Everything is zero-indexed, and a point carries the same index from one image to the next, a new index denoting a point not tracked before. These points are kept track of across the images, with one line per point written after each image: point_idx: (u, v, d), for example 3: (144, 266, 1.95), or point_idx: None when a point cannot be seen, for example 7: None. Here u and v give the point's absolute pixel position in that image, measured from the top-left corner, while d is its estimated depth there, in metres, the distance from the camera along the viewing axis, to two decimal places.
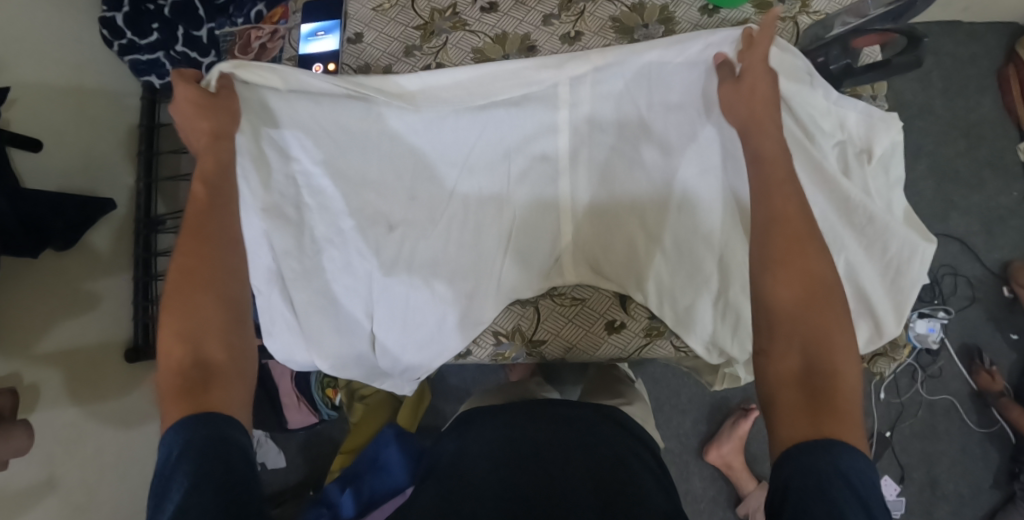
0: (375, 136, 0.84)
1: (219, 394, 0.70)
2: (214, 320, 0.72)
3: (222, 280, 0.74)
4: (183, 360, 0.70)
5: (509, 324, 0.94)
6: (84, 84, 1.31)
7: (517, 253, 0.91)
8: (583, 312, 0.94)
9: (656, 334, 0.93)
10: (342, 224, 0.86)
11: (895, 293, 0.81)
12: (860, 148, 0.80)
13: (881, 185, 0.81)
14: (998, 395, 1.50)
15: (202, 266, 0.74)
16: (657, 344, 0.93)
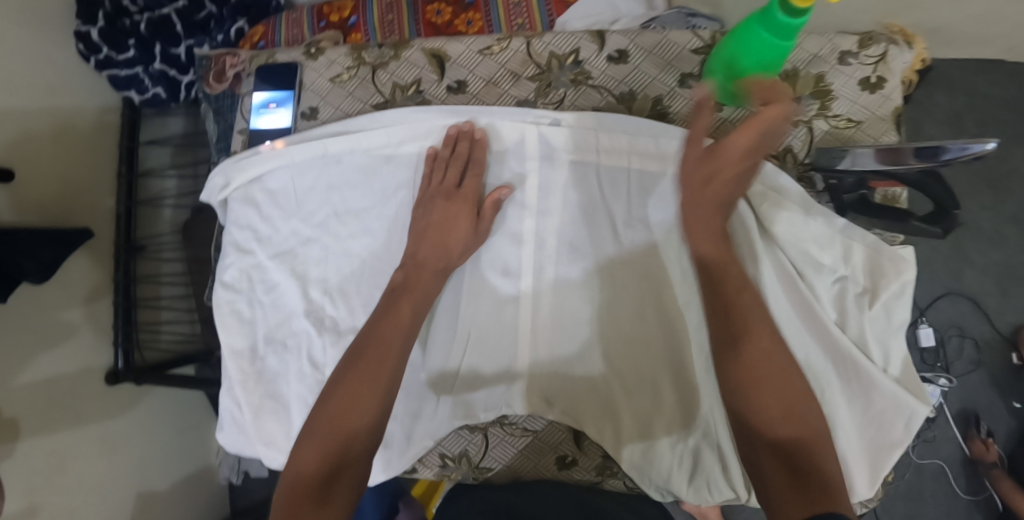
0: (335, 231, 0.81)
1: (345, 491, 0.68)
2: (367, 394, 0.72)
3: (382, 353, 0.74)
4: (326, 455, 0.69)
5: (456, 447, 0.89)
6: (61, 105, 1.26)
7: (478, 361, 0.83)
8: (533, 443, 0.87)
9: (609, 474, 0.86)
10: (293, 326, 0.80)
11: (878, 450, 0.78)
12: (864, 289, 0.77)
13: (881, 330, 0.77)
14: (990, 465, 1.44)
15: (385, 344, 0.74)
16: (608, 482, 0.87)
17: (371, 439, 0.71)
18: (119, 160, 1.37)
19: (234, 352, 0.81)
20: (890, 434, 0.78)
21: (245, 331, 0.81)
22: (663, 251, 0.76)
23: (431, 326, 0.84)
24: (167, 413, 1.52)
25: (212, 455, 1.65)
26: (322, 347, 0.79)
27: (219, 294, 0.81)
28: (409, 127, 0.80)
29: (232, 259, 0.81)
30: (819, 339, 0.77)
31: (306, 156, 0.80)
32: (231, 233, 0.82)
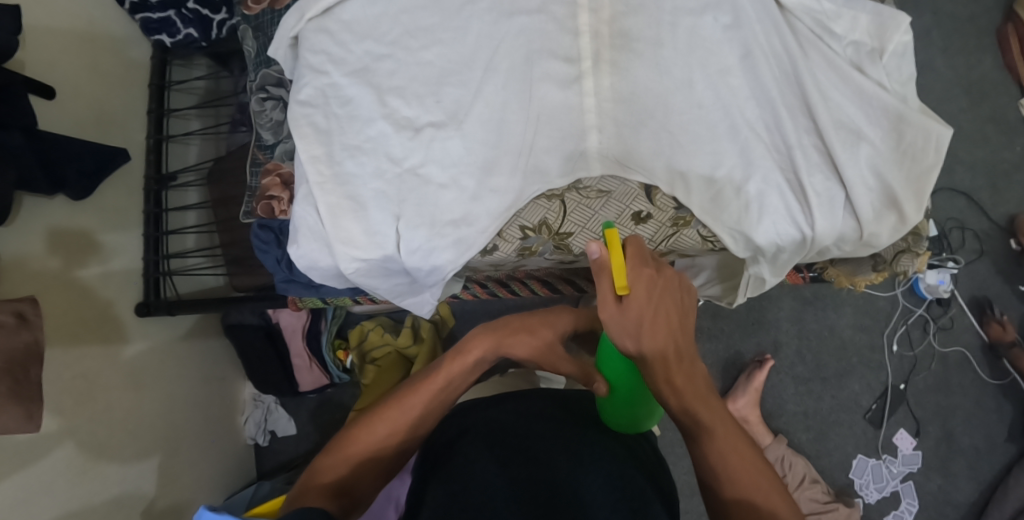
0: (406, 45, 0.84)
1: (359, 483, 0.83)
2: (391, 446, 0.85)
3: (413, 427, 0.86)
4: (335, 484, 0.81)
5: (535, 217, 0.85)
6: (94, 38, 1.30)
7: (549, 143, 0.84)
8: (609, 205, 0.86)
9: (683, 223, 0.85)
10: (370, 130, 0.82)
11: (920, 181, 0.78)
12: (874, 47, 0.82)
13: (897, 83, 0.83)
14: (1009, 345, 1.50)
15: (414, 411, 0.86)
16: (683, 235, 0.86)
17: (392, 466, 0.86)
18: (149, 98, 1.42)
19: (311, 158, 0.82)
20: (924, 165, 0.78)
21: (322, 141, 0.83)
22: (702, 29, 0.81)
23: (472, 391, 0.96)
24: (194, 360, 1.48)
25: (238, 413, 1.60)
26: (401, 144, 0.81)
27: (295, 110, 0.84)
28: None
29: (308, 78, 0.85)
30: (847, 89, 0.80)
31: None
32: (306, 56, 0.86)
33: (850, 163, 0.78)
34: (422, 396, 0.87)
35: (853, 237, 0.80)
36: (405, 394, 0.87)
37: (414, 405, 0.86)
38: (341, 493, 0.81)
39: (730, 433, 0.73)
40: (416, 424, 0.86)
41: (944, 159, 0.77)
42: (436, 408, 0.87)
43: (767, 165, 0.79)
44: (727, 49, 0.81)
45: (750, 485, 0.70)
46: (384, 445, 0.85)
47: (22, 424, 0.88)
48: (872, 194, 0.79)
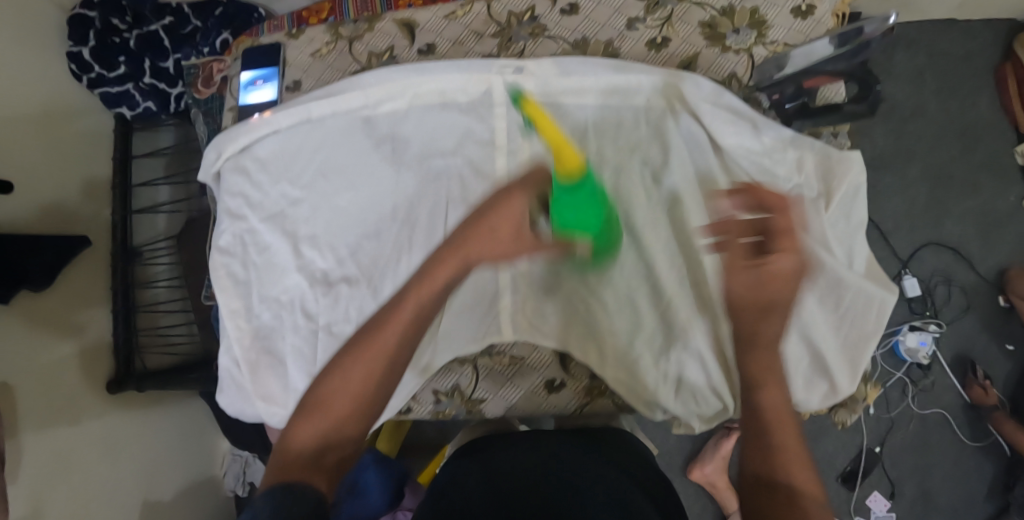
0: (321, 189, 0.83)
1: (336, 431, 0.64)
2: (368, 391, 0.65)
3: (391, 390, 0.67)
4: (303, 453, 0.62)
5: (447, 383, 0.79)
6: (52, 120, 1.30)
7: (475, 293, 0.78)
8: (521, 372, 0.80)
9: (597, 393, 0.79)
10: (288, 281, 0.83)
11: (853, 349, 0.77)
12: (819, 192, 0.77)
13: (842, 231, 0.78)
14: (992, 408, 1.46)
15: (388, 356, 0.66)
16: (597, 405, 0.80)
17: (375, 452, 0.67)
18: (114, 172, 1.42)
19: (231, 312, 0.84)
20: (858, 334, 0.76)
21: (240, 292, 0.85)
22: (626, 177, 0.78)
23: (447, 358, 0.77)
24: (172, 422, 1.52)
25: (216, 467, 1.63)
26: (315, 298, 0.82)
27: (214, 259, 0.85)
28: (387, 88, 0.82)
29: (226, 225, 0.85)
30: None
31: (292, 121, 0.84)
32: (224, 200, 0.86)
33: None
34: (359, 376, 0.65)
35: (781, 401, 0.79)
36: (335, 381, 0.65)
37: (353, 386, 0.65)
38: (325, 449, 0.63)
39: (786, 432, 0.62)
40: (352, 423, 0.65)
41: (883, 330, 0.75)
42: (385, 382, 0.65)
43: (688, 333, 0.75)
44: (650, 200, 0.78)
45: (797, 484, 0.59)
46: (311, 456, 0.62)
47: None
48: (801, 360, 0.77)
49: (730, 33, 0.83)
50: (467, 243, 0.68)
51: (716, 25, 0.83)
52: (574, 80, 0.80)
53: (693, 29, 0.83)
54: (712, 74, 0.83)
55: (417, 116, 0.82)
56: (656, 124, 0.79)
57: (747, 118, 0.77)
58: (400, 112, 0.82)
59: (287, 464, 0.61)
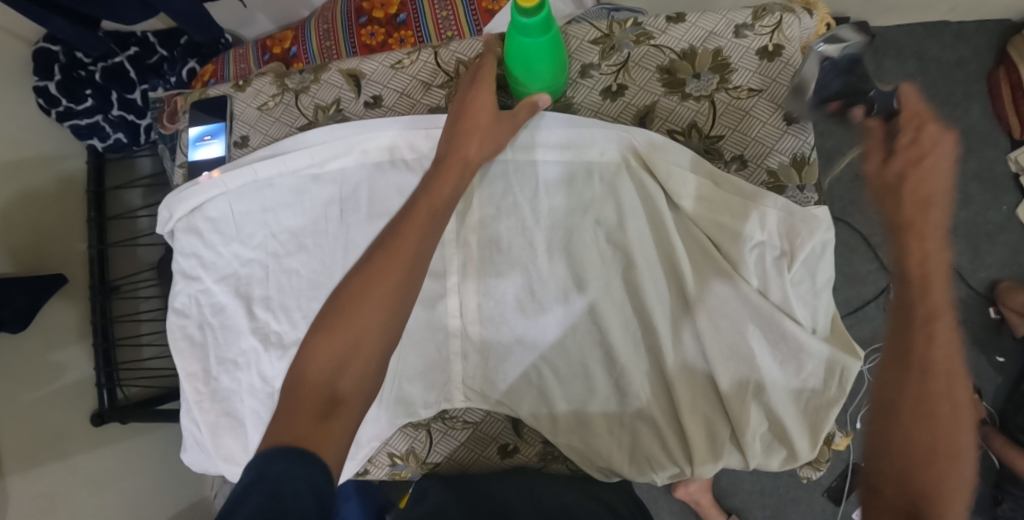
0: (272, 250, 0.82)
1: (355, 372, 0.61)
2: (375, 322, 0.63)
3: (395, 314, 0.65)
4: (319, 388, 0.59)
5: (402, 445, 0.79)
6: (22, 160, 1.30)
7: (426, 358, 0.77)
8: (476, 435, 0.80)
9: (551, 458, 0.80)
10: (244, 343, 0.83)
11: (816, 414, 0.73)
12: (782, 251, 0.72)
13: (807, 290, 0.73)
14: (980, 423, 1.43)
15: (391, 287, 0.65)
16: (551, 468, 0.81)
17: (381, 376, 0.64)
18: (88, 205, 1.42)
19: (188, 375, 0.84)
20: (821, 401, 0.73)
21: (198, 354, 0.84)
22: (579, 236, 0.76)
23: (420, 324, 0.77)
24: (159, 448, 1.54)
25: (205, 488, 1.64)
26: (270, 363, 0.82)
27: (170, 321, 0.84)
28: (333, 147, 0.79)
29: (180, 286, 0.84)
30: (745, 308, 0.73)
31: (239, 183, 0.82)
32: (178, 261, 0.84)
33: (738, 399, 0.73)
34: (376, 293, 0.64)
35: (740, 466, 0.76)
36: (356, 296, 0.64)
37: (374, 312, 0.63)
38: (335, 388, 0.59)
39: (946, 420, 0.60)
40: (371, 353, 0.62)
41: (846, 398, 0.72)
42: (392, 313, 0.64)
43: (643, 400, 0.74)
44: (605, 260, 0.76)
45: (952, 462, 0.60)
46: (328, 387, 0.59)
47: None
48: (760, 426, 0.74)
49: (690, 78, 0.80)
50: (461, 147, 0.72)
51: (676, 70, 0.80)
52: (524, 135, 0.77)
53: (651, 76, 0.80)
54: (672, 122, 0.80)
55: (366, 174, 0.80)
56: (610, 180, 0.77)
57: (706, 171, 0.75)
58: (348, 170, 0.80)
59: (304, 395, 0.59)
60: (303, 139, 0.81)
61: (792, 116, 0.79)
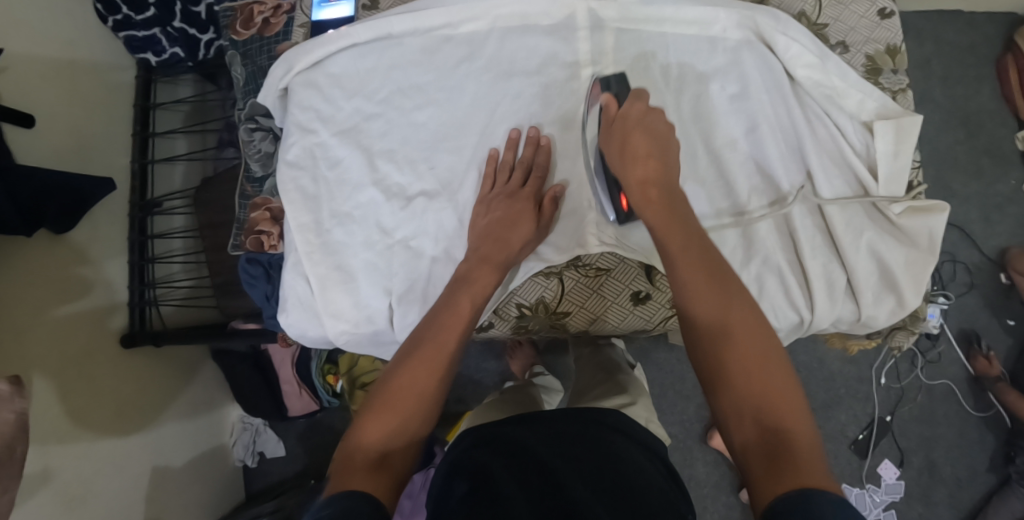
0: (398, 104, 0.84)
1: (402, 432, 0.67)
2: (423, 380, 0.69)
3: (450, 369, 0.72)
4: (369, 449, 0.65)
5: (532, 296, 0.82)
6: (77, 61, 1.25)
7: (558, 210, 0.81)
8: (608, 283, 0.83)
9: None
10: (361, 197, 0.83)
11: (920, 267, 0.78)
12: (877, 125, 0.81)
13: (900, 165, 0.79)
14: (994, 379, 1.50)
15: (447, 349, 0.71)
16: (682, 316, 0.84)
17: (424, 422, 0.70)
18: (134, 121, 1.38)
19: (300, 226, 0.82)
20: (920, 252, 0.78)
21: (310, 207, 0.82)
22: (706, 100, 0.82)
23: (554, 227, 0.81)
24: (183, 386, 1.46)
25: (225, 436, 1.59)
26: (392, 213, 0.82)
27: (283, 172, 0.83)
28: (471, 7, 0.82)
29: (295, 138, 0.84)
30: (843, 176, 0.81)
31: (370, 36, 0.83)
32: (294, 113, 0.84)
33: (853, 250, 0.78)
34: (438, 350, 0.71)
35: (851, 318, 0.81)
36: (398, 386, 0.69)
37: (417, 386, 0.69)
38: (384, 453, 0.65)
39: (761, 339, 0.63)
40: (405, 425, 0.68)
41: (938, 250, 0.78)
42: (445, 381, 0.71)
43: (769, 247, 0.80)
44: (730, 122, 0.82)
45: (796, 416, 0.59)
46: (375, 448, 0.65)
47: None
48: (872, 278, 0.79)
49: None
50: (487, 249, 0.77)
51: None
52: (655, 6, 0.81)
53: None
54: (785, 10, 0.86)
55: (500, 36, 0.83)
56: (734, 52, 0.82)
57: (817, 49, 0.80)
58: (482, 31, 0.83)
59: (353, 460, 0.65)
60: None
61: (884, 13, 0.86)
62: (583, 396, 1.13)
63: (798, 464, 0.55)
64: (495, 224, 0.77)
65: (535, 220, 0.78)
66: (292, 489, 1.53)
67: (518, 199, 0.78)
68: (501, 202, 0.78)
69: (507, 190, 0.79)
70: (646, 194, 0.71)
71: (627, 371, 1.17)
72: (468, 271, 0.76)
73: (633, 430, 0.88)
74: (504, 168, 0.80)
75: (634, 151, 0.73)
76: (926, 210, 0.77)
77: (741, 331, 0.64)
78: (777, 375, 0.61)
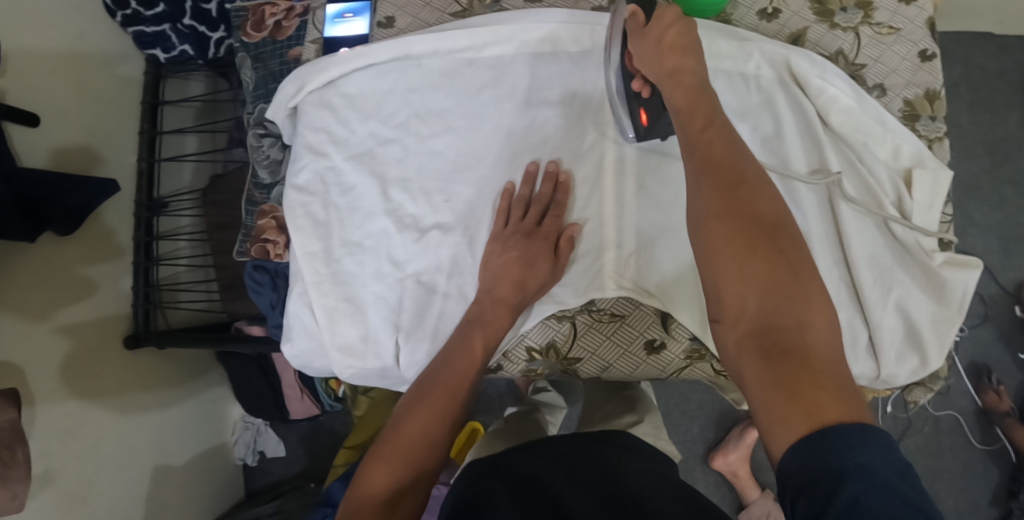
0: (414, 130, 0.81)
1: (410, 475, 0.66)
2: (431, 419, 0.69)
3: (460, 408, 0.71)
4: (380, 490, 0.65)
5: (543, 338, 0.80)
6: (84, 56, 1.22)
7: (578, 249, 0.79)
8: (621, 329, 0.81)
9: (697, 357, 0.80)
10: (373, 226, 0.81)
11: (945, 325, 0.77)
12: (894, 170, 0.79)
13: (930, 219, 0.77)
14: (1003, 414, 1.48)
15: (454, 388, 0.71)
16: (696, 366, 0.81)
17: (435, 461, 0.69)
18: (142, 116, 1.35)
19: (308, 254, 0.80)
20: (948, 310, 0.76)
21: (320, 235, 0.80)
22: None
23: (571, 268, 0.79)
24: (185, 386, 1.46)
25: (226, 434, 1.59)
26: (404, 245, 0.80)
27: (292, 197, 0.81)
28: (494, 33, 0.80)
29: (306, 161, 0.81)
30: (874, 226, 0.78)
31: (388, 57, 0.81)
32: (305, 134, 0.82)
33: (877, 305, 0.76)
34: (444, 386, 0.70)
35: (870, 377, 0.78)
36: (407, 430, 0.68)
37: (428, 422, 0.69)
38: (393, 497, 0.64)
39: (776, 231, 0.61)
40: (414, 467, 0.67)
41: (966, 309, 0.76)
42: (455, 421, 0.70)
43: None
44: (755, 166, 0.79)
45: (809, 322, 0.58)
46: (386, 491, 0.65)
47: (5, 501, 0.84)
48: (896, 337, 0.77)
49: (839, 11, 0.83)
50: (498, 290, 0.75)
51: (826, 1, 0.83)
52: None
53: (804, 3, 0.83)
54: (821, 47, 0.83)
55: (521, 64, 0.81)
56: (766, 93, 0.80)
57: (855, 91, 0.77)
58: (504, 58, 0.81)
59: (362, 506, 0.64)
60: (459, 25, 0.81)
61: (926, 54, 0.82)
62: (593, 415, 1.09)
63: (815, 383, 0.55)
64: (508, 265, 0.75)
65: (548, 261, 0.76)
66: (292, 491, 1.54)
67: (532, 240, 0.76)
68: (512, 244, 0.76)
69: (522, 229, 0.77)
70: (678, 81, 0.67)
71: (634, 387, 1.14)
72: (480, 313, 0.74)
73: (636, 447, 0.87)
74: (520, 206, 0.78)
75: (670, 45, 0.69)
76: (961, 265, 0.76)
77: (757, 229, 0.61)
78: (790, 275, 0.60)
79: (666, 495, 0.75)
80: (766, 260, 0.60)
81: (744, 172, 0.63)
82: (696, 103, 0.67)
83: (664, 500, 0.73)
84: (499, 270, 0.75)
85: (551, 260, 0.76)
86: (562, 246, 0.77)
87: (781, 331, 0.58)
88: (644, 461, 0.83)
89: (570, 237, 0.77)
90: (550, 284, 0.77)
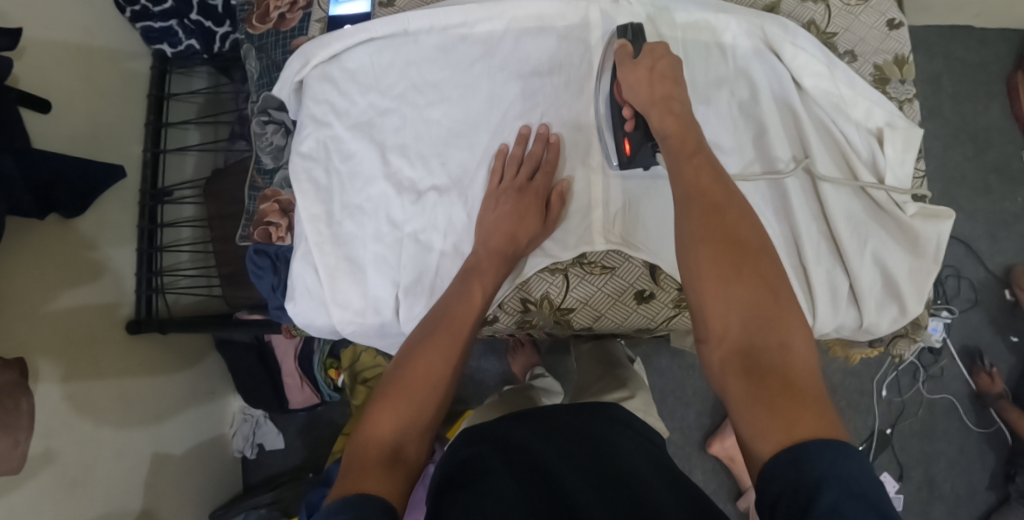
0: (411, 101, 0.85)
1: (414, 427, 0.67)
2: (434, 371, 0.70)
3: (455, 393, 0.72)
4: (386, 439, 0.65)
5: (538, 290, 0.83)
6: (92, 48, 1.26)
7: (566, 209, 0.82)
8: (612, 281, 0.83)
9: (685, 306, 0.84)
10: (372, 190, 0.84)
11: (923, 275, 0.79)
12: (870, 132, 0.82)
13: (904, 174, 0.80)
14: (996, 396, 1.50)
15: (455, 348, 0.72)
16: (684, 315, 0.85)
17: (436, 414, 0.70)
18: (147, 109, 1.40)
19: (311, 216, 0.83)
20: (924, 261, 0.79)
21: (322, 198, 0.83)
22: (715, 105, 0.83)
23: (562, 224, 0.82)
24: (186, 374, 1.47)
25: (225, 426, 1.60)
26: (401, 206, 0.83)
27: (296, 163, 0.84)
28: (487, 8, 0.84)
29: (310, 130, 0.85)
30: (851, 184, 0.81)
31: (386, 32, 0.85)
32: (309, 106, 0.85)
33: (856, 255, 0.79)
34: (445, 341, 0.72)
35: (853, 326, 0.81)
36: (415, 376, 0.70)
37: (433, 371, 0.70)
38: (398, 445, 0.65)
39: (762, 256, 0.64)
40: (418, 418, 0.68)
41: (942, 256, 0.78)
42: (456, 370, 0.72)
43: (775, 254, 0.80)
44: (735, 129, 0.83)
45: (790, 345, 0.60)
46: (392, 441, 0.65)
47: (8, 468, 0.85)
48: (876, 287, 0.80)
49: None
50: (494, 243, 0.78)
51: None
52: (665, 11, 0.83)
53: None
54: (794, 18, 0.87)
55: (513, 36, 0.85)
56: (743, 61, 0.83)
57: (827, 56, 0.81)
58: (497, 32, 0.85)
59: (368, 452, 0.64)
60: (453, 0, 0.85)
61: (894, 23, 0.86)
62: (587, 389, 1.12)
63: (800, 402, 0.56)
64: (502, 220, 0.78)
65: (537, 216, 0.79)
66: (291, 482, 1.54)
67: (525, 195, 0.79)
68: (506, 201, 0.79)
69: (515, 186, 0.80)
70: (670, 109, 0.71)
71: (627, 367, 1.15)
72: (476, 263, 0.77)
73: (629, 420, 0.87)
74: (513, 162, 0.82)
75: (658, 76, 0.74)
76: (934, 218, 0.79)
77: (742, 252, 0.64)
78: (774, 302, 0.62)
79: (650, 468, 0.75)
80: (755, 281, 0.62)
81: (729, 197, 0.67)
82: (685, 132, 0.70)
83: (646, 472, 0.73)
84: (493, 223, 0.79)
85: (542, 217, 0.80)
86: (553, 201, 0.80)
87: (765, 356, 0.59)
88: (633, 435, 0.83)
89: (563, 192, 0.81)
90: (541, 237, 0.81)
